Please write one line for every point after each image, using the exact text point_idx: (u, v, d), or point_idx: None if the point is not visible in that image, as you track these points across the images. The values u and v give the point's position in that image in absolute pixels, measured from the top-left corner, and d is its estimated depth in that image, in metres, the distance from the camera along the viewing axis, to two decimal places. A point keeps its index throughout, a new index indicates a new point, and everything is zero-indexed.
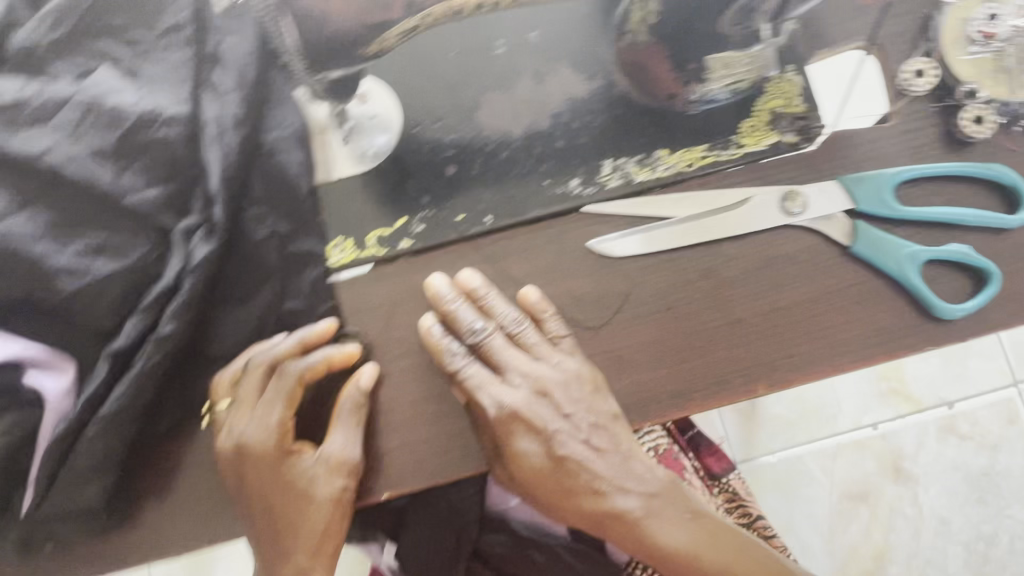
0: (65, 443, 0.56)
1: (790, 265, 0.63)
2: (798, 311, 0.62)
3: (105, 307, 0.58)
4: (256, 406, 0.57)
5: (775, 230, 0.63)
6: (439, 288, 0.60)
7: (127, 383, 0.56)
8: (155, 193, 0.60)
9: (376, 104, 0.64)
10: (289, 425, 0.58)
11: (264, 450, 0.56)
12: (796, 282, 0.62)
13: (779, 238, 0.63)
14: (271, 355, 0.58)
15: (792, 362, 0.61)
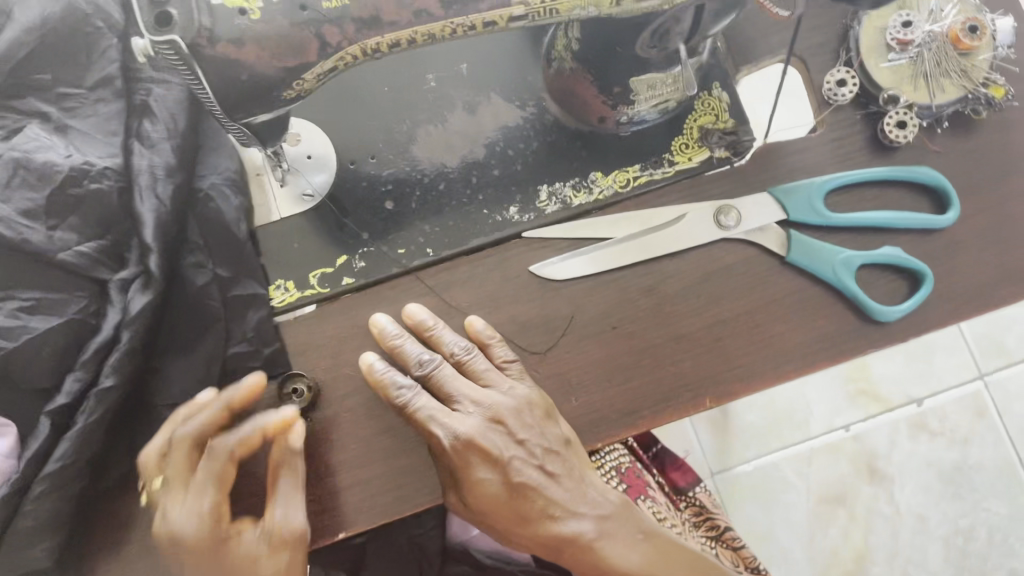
0: (7, 509, 0.51)
1: (729, 278, 0.63)
2: (741, 323, 0.62)
3: (42, 363, 0.54)
4: (187, 491, 0.50)
5: (713, 243, 0.64)
6: (387, 327, 0.57)
7: (70, 441, 0.53)
8: (88, 248, 0.57)
9: (310, 144, 0.64)
10: (223, 510, 0.51)
11: (200, 538, 0.49)
12: (737, 293, 0.63)
13: (718, 251, 0.63)
14: (198, 429, 0.52)
15: (738, 374, 0.61)
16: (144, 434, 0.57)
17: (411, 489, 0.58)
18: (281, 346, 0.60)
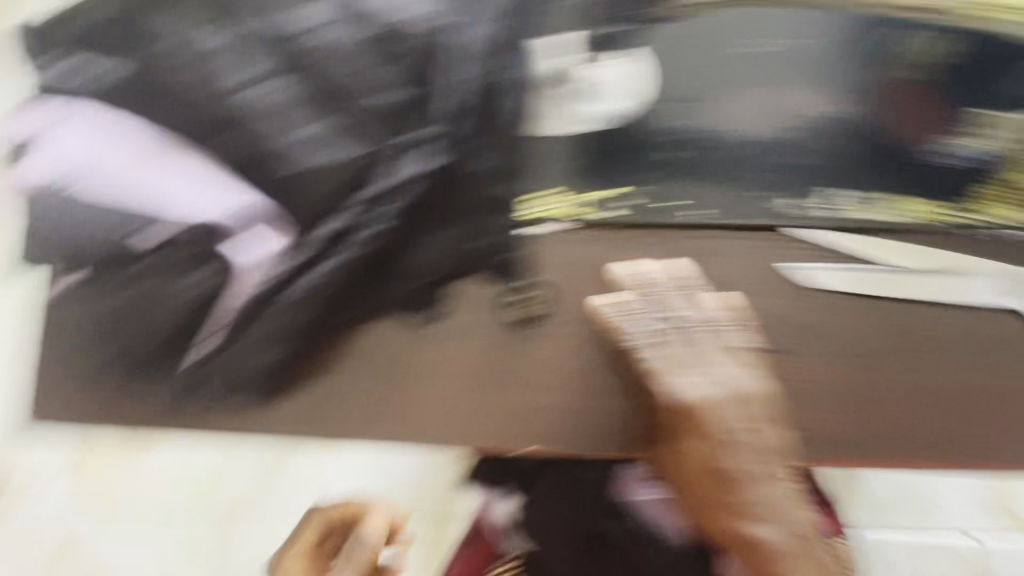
0: (261, 304, 0.58)
1: (1004, 349, 0.57)
2: (1000, 401, 0.56)
3: (322, 189, 0.58)
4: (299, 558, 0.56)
5: (999, 308, 0.57)
6: (620, 276, 0.58)
7: (326, 270, 0.58)
8: (384, 104, 0.59)
9: (612, 71, 0.59)
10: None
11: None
12: (1012, 364, 0.57)
13: (1003, 319, 0.57)
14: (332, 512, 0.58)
15: (980, 450, 0.56)
16: (369, 296, 0.58)
17: (598, 440, 0.57)
18: (518, 259, 0.58)
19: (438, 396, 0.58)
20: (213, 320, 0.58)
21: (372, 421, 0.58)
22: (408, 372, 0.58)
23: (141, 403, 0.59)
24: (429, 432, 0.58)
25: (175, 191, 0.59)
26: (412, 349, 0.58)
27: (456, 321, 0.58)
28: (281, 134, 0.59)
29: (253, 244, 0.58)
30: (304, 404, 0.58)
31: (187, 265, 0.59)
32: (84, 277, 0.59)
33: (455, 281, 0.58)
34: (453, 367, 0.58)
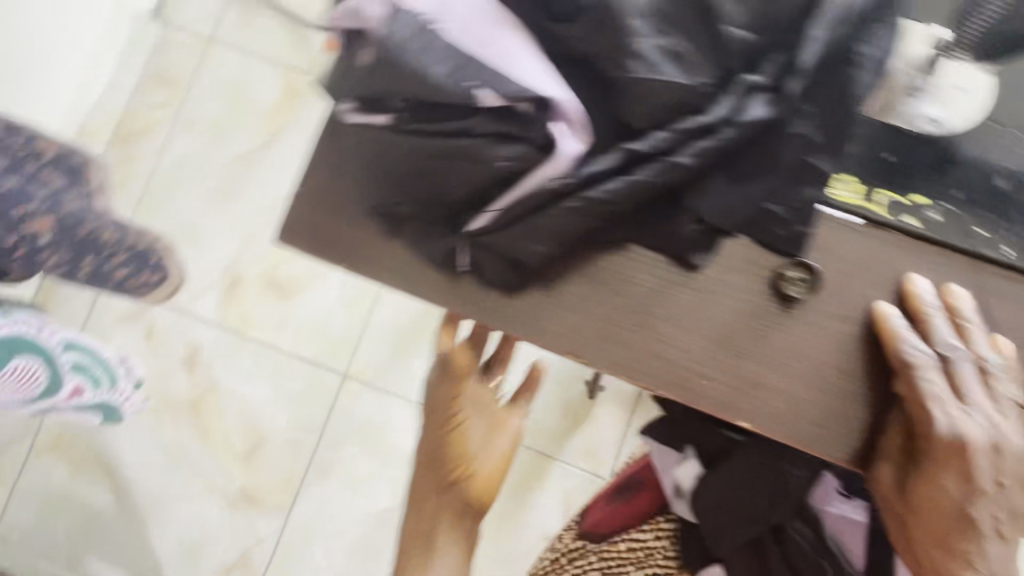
0: (544, 199, 0.53)
1: None
2: None
3: (649, 107, 0.52)
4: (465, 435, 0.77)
5: None
6: (924, 291, 0.55)
7: (628, 184, 0.52)
8: (749, 36, 0.53)
9: (972, 86, 0.57)
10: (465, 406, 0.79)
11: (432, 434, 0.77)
12: None
13: None
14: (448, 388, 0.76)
15: None
16: (653, 222, 0.56)
17: (821, 435, 0.56)
18: (812, 235, 0.57)
19: (680, 345, 0.58)
20: (501, 200, 0.54)
21: (608, 346, 0.58)
22: (659, 313, 0.58)
23: (400, 258, 0.60)
24: (661, 377, 0.58)
25: (513, 66, 0.51)
26: (668, 290, 0.58)
27: (725, 276, 0.57)
28: (628, 37, 0.51)
29: (559, 139, 0.52)
30: (548, 303, 0.59)
31: (495, 139, 0.52)
32: (387, 122, 0.55)
33: (739, 235, 0.57)
34: (704, 321, 0.57)
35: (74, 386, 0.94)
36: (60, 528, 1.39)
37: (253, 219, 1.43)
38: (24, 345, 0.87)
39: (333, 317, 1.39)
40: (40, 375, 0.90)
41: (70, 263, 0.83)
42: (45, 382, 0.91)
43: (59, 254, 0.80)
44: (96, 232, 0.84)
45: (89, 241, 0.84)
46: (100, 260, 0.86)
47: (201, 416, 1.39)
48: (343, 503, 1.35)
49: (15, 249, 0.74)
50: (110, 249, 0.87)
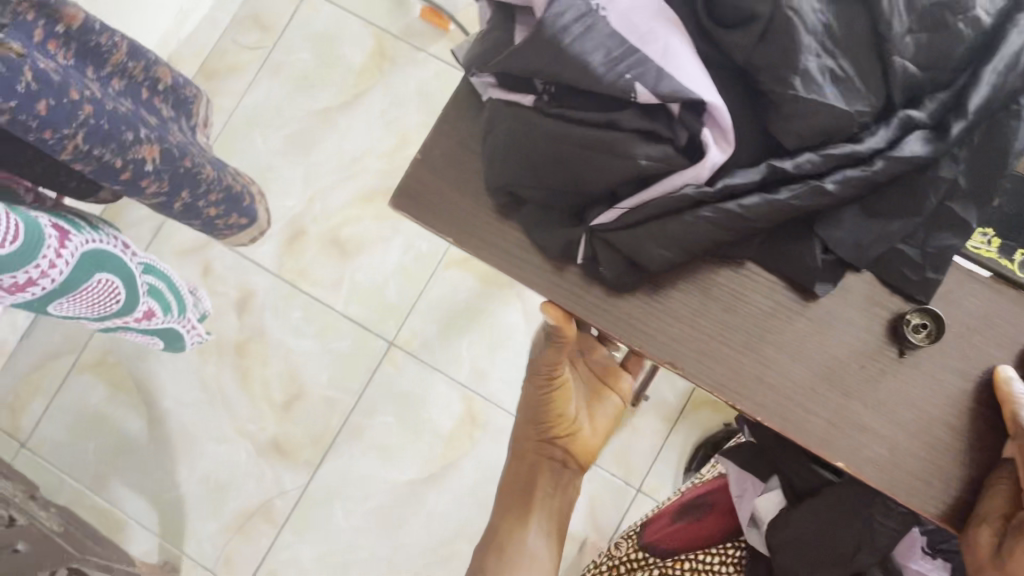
0: (679, 205, 0.52)
1: None
2: None
3: (802, 126, 0.51)
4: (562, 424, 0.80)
5: None
6: None
7: (768, 201, 0.51)
8: (915, 71, 0.51)
9: None
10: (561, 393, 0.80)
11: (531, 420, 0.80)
12: None
13: None
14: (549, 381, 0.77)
15: None
16: (779, 246, 0.55)
17: (916, 487, 0.54)
18: (939, 284, 0.55)
19: (787, 373, 0.56)
20: (636, 198, 0.53)
21: (712, 363, 0.56)
22: (769, 339, 0.56)
23: (510, 241, 0.59)
24: (762, 402, 0.56)
25: (670, 65, 0.50)
26: (782, 317, 0.56)
27: (841, 311, 0.56)
28: (796, 51, 0.50)
29: (709, 144, 0.51)
30: (656, 310, 0.57)
31: (639, 135, 0.51)
32: (528, 103, 0.54)
33: (863, 272, 0.56)
34: (815, 352, 0.56)
35: (146, 308, 0.94)
36: (90, 447, 1.40)
37: (325, 175, 1.42)
38: (110, 260, 0.82)
39: (389, 284, 1.38)
40: (119, 291, 0.86)
41: (168, 195, 0.83)
42: (122, 300, 0.88)
43: (159, 183, 0.79)
44: (197, 167, 0.84)
45: (190, 174, 0.83)
46: (195, 195, 0.87)
47: (245, 359, 1.39)
48: (371, 471, 1.33)
49: (122, 172, 0.73)
50: (207, 185, 0.87)
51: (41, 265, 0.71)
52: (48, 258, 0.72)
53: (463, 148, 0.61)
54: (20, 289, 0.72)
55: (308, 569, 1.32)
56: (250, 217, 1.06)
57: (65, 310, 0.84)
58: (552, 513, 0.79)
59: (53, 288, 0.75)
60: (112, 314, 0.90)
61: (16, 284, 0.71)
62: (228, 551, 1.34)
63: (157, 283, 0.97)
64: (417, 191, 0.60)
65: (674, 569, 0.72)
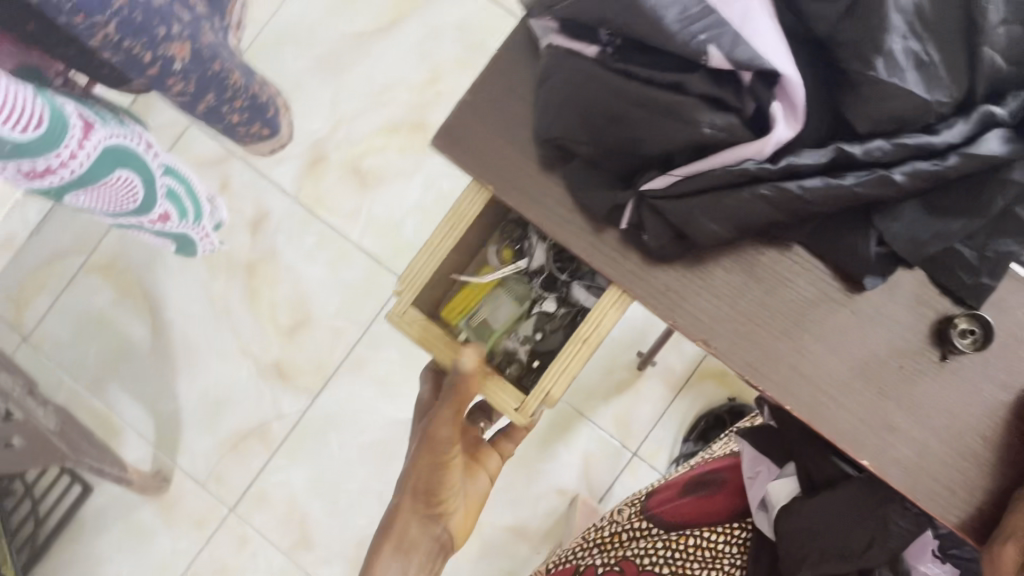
0: (737, 178, 0.49)
1: None
2: None
3: (877, 112, 0.48)
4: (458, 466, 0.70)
5: None
6: None
7: (830, 185, 0.48)
8: (1004, 65, 0.48)
9: None
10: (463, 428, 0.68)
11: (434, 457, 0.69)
12: None
13: None
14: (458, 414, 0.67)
15: None
16: (833, 233, 0.53)
17: (941, 495, 0.52)
18: (993, 290, 0.52)
19: (821, 363, 0.54)
20: (692, 166, 0.51)
21: (744, 345, 0.55)
22: (805, 326, 0.55)
23: (551, 196, 0.57)
24: (791, 389, 0.54)
25: (748, 30, 0.47)
26: (823, 308, 0.54)
27: (887, 307, 0.54)
28: (884, 30, 0.47)
29: (776, 118, 0.48)
30: (693, 285, 0.56)
31: (705, 102, 0.49)
32: (591, 54, 0.51)
33: (916, 270, 0.54)
34: (852, 348, 0.54)
35: (162, 211, 0.93)
36: (93, 349, 1.40)
37: (353, 100, 1.39)
38: (131, 158, 0.80)
39: (407, 221, 1.36)
40: (137, 189, 0.83)
41: (194, 95, 0.81)
42: (139, 200, 0.85)
43: (185, 83, 0.77)
44: (226, 70, 0.81)
45: (217, 78, 0.81)
46: (220, 100, 0.84)
47: (254, 280, 1.37)
48: (371, 404, 1.33)
49: (150, 66, 0.71)
50: (233, 91, 0.85)
51: (62, 154, 0.69)
52: (70, 148, 0.69)
53: (513, 94, 0.58)
54: (39, 175, 0.70)
55: (298, 493, 1.33)
56: (273, 129, 1.03)
57: (81, 204, 0.83)
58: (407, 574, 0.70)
59: (72, 180, 0.73)
60: (128, 213, 0.87)
61: (35, 170, 0.69)
62: (220, 467, 1.35)
63: (176, 187, 0.95)
64: (459, 133, 0.58)
65: (678, 543, 0.71)
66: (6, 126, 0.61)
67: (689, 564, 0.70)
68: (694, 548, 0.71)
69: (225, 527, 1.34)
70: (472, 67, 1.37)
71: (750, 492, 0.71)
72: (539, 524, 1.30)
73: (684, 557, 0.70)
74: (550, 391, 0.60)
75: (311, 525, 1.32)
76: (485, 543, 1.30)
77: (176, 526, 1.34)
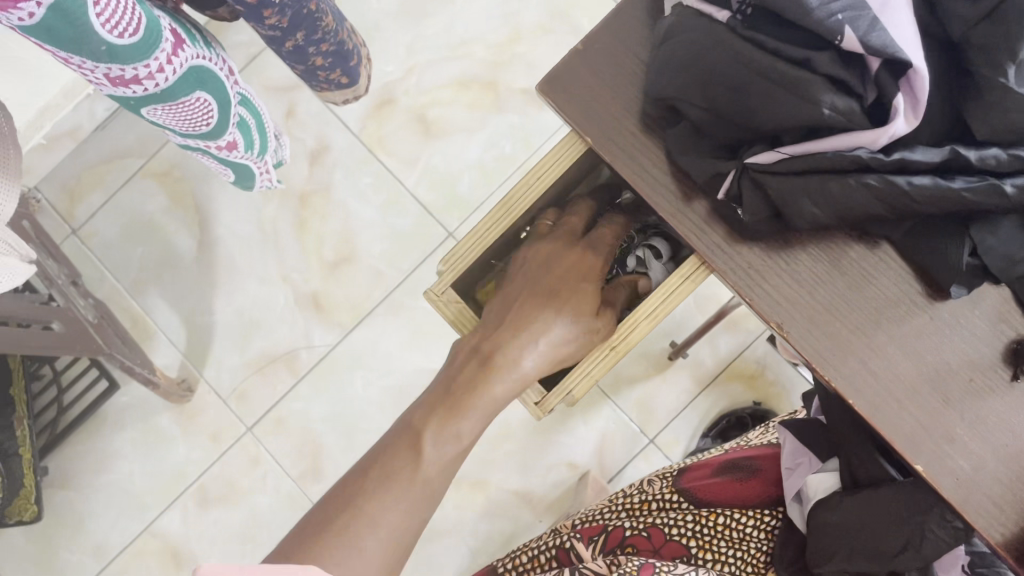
0: (846, 165, 0.49)
1: None
2: None
3: (1000, 120, 0.48)
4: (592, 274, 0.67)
5: None
6: None
7: (938, 185, 0.48)
8: None
9: None
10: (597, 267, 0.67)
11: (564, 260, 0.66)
12: None
13: None
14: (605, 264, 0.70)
15: None
16: (929, 237, 0.53)
17: (987, 509, 0.53)
18: None
19: (890, 364, 0.54)
20: (801, 145, 0.51)
21: (816, 331, 0.55)
22: (878, 325, 0.55)
23: (649, 159, 0.58)
24: (855, 385, 0.54)
25: (886, 18, 0.47)
26: (901, 312, 0.55)
27: (966, 320, 0.54)
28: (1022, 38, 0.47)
29: (898, 109, 0.48)
30: (775, 266, 0.56)
31: (829, 83, 0.48)
32: (721, 19, 0.51)
33: (1002, 286, 0.54)
34: (926, 356, 0.54)
35: (230, 139, 0.86)
36: (138, 252, 1.41)
37: (428, 49, 1.39)
38: (212, 80, 0.76)
39: (463, 176, 1.36)
40: (212, 114, 0.79)
41: (284, 31, 0.77)
42: (212, 124, 0.81)
43: (279, 17, 0.74)
44: (320, 11, 0.78)
45: (310, 18, 0.78)
46: (308, 40, 0.81)
47: (305, 210, 1.39)
48: (400, 349, 1.34)
49: None
50: (323, 34, 0.82)
51: (150, 66, 0.68)
52: (159, 61, 0.68)
53: (627, 54, 0.58)
54: (124, 83, 0.69)
55: (315, 424, 1.35)
56: (352, 80, 0.98)
57: (153, 119, 0.80)
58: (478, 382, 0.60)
59: (154, 93, 0.72)
60: (194, 138, 0.83)
61: (122, 77, 0.68)
62: (244, 385, 1.37)
63: (249, 118, 0.89)
64: (570, 82, 0.59)
65: (707, 520, 0.68)
66: (103, 29, 0.61)
67: (717, 542, 0.67)
68: (723, 527, 0.68)
69: (239, 445, 1.36)
70: (551, 35, 1.37)
71: (785, 483, 0.68)
72: (546, 493, 1.31)
73: (712, 535, 0.68)
74: (573, 391, 0.62)
75: (324, 456, 1.34)
76: (490, 503, 1.31)
77: (192, 435, 1.36)
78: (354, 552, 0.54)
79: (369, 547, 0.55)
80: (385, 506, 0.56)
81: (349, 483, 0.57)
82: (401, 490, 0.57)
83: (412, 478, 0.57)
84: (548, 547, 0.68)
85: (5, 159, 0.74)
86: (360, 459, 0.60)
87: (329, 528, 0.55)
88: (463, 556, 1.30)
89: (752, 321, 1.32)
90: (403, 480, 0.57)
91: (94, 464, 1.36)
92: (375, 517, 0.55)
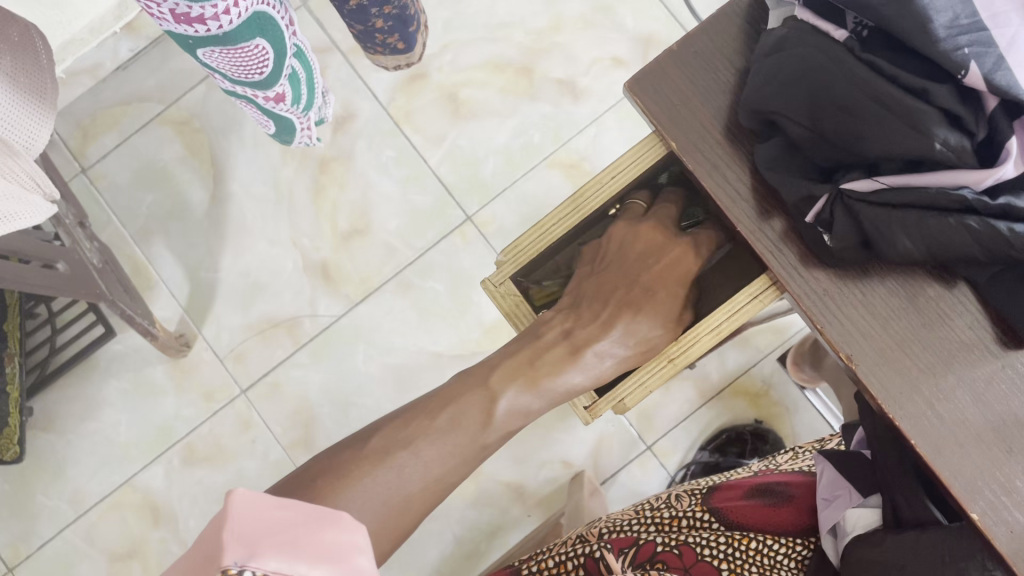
0: (946, 205, 0.48)
1: None
2: None
3: None
4: (666, 255, 0.67)
5: None
6: None
7: None
8: None
9: None
10: (668, 246, 0.67)
11: (649, 241, 0.67)
12: None
13: None
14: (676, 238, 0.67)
15: None
16: (1016, 286, 0.51)
17: None
18: None
19: (956, 407, 0.53)
20: (902, 179, 0.50)
21: (885, 364, 0.54)
22: (948, 366, 0.53)
23: (735, 173, 0.56)
24: (920, 424, 0.53)
25: (1012, 57, 0.46)
26: (972, 356, 0.53)
27: None
28: None
29: (1011, 153, 0.47)
30: (849, 293, 0.55)
31: (944, 117, 0.47)
32: (838, 38, 0.51)
33: None
34: (995, 404, 0.53)
35: (279, 91, 0.84)
36: (147, 199, 1.37)
37: (467, 29, 1.36)
38: (273, 29, 0.73)
39: (488, 160, 1.34)
40: (266, 62, 0.77)
41: None
42: (265, 73, 0.78)
43: None
44: None
45: None
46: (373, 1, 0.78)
47: (324, 176, 1.35)
48: (406, 327, 1.31)
49: None
50: None
51: (217, 7, 0.64)
52: (227, 2, 0.64)
53: (725, 56, 0.57)
54: (187, 21, 0.65)
55: (310, 394, 1.31)
56: (407, 45, 0.96)
57: (205, 62, 0.76)
58: (557, 358, 0.63)
59: (214, 36, 0.68)
60: (243, 83, 0.80)
61: (187, 15, 0.64)
62: (242, 348, 1.33)
63: (299, 72, 0.86)
64: (659, 82, 0.57)
65: (739, 543, 0.67)
66: None
67: (748, 566, 0.66)
68: (755, 552, 0.67)
69: (231, 407, 1.31)
70: (593, 28, 1.35)
71: (821, 514, 0.68)
72: (538, 488, 1.28)
73: (745, 558, 0.67)
74: (623, 400, 0.61)
75: (316, 429, 1.30)
76: (480, 493, 1.29)
77: (184, 392, 1.32)
78: (398, 481, 0.58)
79: (410, 472, 0.58)
80: (438, 451, 0.60)
81: (417, 416, 0.61)
82: (456, 447, 0.61)
83: (473, 437, 0.62)
84: (576, 554, 0.68)
85: (43, 88, 0.71)
86: (439, 393, 0.64)
87: (388, 451, 0.59)
88: (447, 543, 1.28)
89: (761, 340, 1.29)
90: (466, 436, 0.61)
91: (80, 410, 1.32)
92: (424, 455, 0.59)
